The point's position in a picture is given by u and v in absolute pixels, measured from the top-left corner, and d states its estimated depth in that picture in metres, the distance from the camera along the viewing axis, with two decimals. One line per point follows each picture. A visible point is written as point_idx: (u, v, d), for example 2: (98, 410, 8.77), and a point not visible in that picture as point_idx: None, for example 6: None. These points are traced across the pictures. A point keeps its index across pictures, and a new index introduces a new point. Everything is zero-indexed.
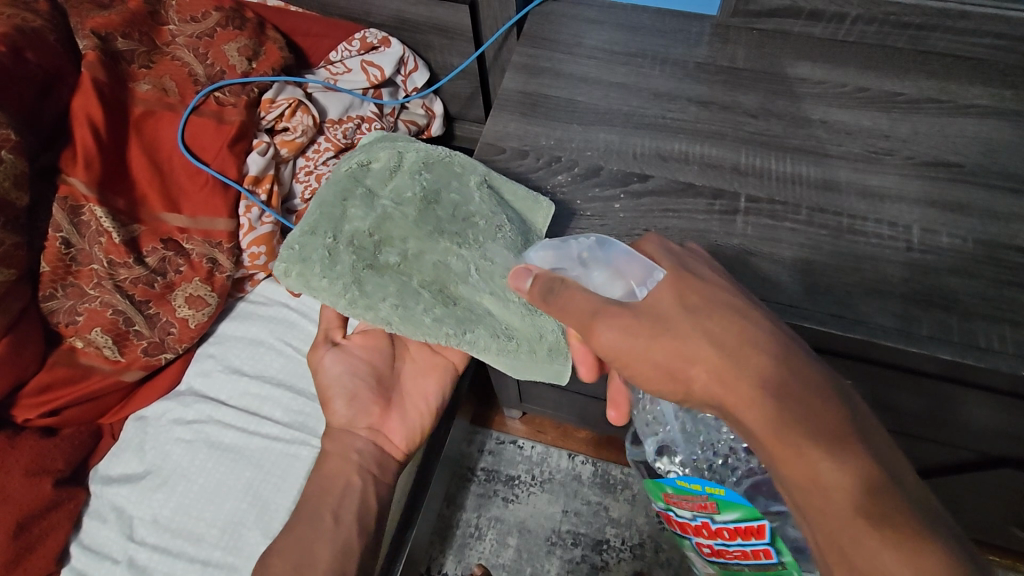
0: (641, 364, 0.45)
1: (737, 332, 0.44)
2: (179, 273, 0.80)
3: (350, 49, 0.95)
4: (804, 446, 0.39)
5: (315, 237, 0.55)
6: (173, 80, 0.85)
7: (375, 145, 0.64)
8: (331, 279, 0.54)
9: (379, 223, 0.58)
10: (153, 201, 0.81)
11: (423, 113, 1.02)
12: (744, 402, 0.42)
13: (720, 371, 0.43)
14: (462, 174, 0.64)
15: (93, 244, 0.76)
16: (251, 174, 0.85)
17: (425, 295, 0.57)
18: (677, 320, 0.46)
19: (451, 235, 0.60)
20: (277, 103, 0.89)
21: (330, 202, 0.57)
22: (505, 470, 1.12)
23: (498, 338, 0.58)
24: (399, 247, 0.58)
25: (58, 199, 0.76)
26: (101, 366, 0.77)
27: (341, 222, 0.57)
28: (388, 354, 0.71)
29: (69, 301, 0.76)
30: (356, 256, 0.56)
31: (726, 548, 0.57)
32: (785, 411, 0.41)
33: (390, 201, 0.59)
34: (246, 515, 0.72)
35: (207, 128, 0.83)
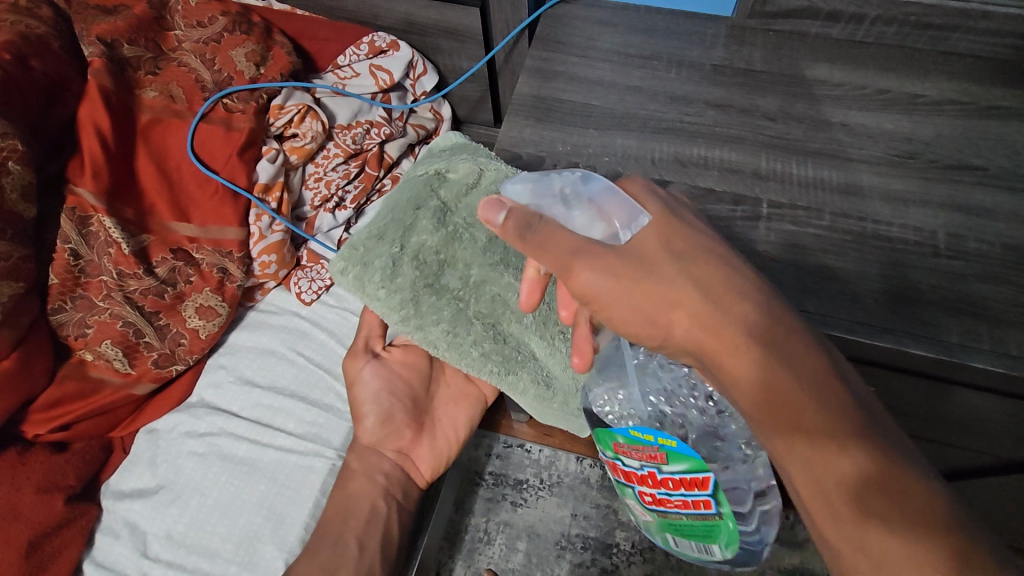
0: (623, 310, 0.43)
1: (722, 279, 0.42)
2: (189, 283, 0.79)
3: (358, 53, 0.94)
4: (790, 400, 0.38)
5: (382, 243, 0.57)
6: (180, 86, 0.84)
7: (457, 151, 0.64)
8: (389, 292, 0.56)
9: (449, 242, 0.60)
10: (162, 210, 0.79)
11: (431, 117, 1.01)
12: (726, 348, 0.40)
13: (705, 317, 0.41)
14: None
15: (102, 255, 0.75)
16: (260, 182, 0.83)
17: (475, 325, 0.59)
18: (661, 264, 0.43)
19: (514, 269, 0.62)
20: (286, 109, 0.87)
21: (404, 210, 0.59)
22: (514, 474, 1.11)
23: (538, 384, 0.61)
24: (461, 272, 0.61)
25: (66, 210, 0.74)
26: (111, 379, 0.75)
27: (409, 233, 0.59)
28: (425, 375, 0.69)
29: (79, 313, 0.74)
30: (419, 273, 0.58)
31: (668, 497, 0.53)
32: (770, 359, 0.39)
33: (463, 221, 0.61)
34: (261, 529, 0.71)
35: (216, 136, 0.82)
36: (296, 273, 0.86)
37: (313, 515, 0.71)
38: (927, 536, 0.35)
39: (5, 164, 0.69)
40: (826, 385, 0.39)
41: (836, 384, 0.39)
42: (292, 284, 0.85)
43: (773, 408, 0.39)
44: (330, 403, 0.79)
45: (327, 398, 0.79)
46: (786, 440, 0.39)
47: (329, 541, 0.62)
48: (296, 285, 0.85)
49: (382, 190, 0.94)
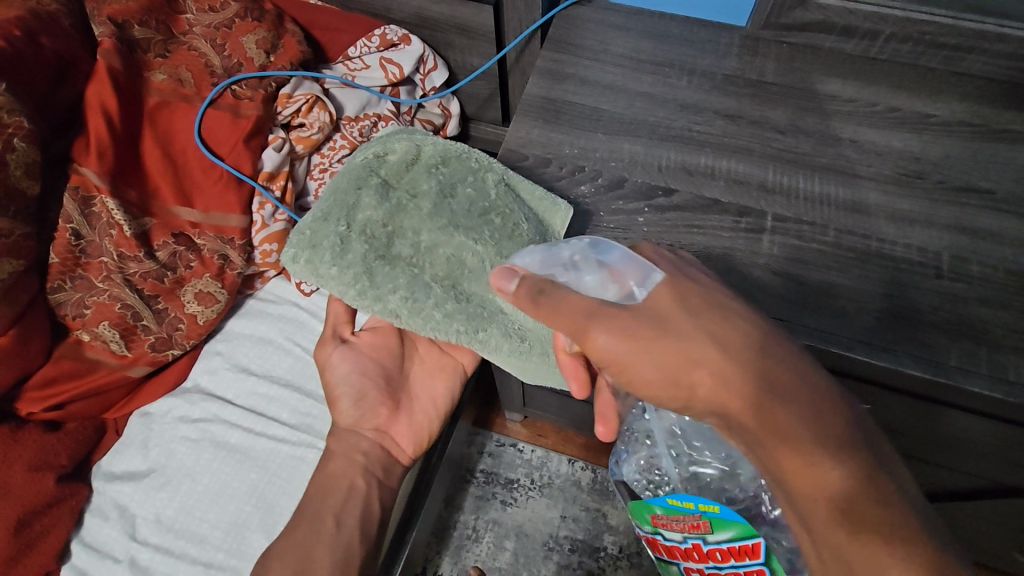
0: (645, 366, 0.43)
1: (746, 339, 0.42)
2: (189, 268, 0.79)
3: (370, 45, 0.94)
4: (810, 460, 0.39)
5: (327, 223, 0.54)
6: (189, 70, 0.84)
7: (386, 135, 0.62)
8: (341, 269, 0.53)
9: (394, 214, 0.57)
10: (165, 194, 0.79)
11: (439, 112, 1.01)
12: (753, 411, 0.40)
13: (727, 375, 0.41)
14: (478, 168, 0.63)
15: (104, 236, 0.75)
16: (265, 170, 0.83)
17: (435, 291, 0.56)
18: (681, 322, 0.43)
19: (466, 229, 0.59)
20: (294, 98, 0.87)
21: (343, 192, 0.56)
22: (506, 473, 1.11)
23: (511, 337, 0.58)
24: (411, 239, 0.58)
25: (69, 189, 0.74)
26: (107, 361, 0.75)
27: (354, 210, 0.56)
28: (397, 354, 0.69)
29: (77, 293, 0.74)
30: (368, 245, 0.55)
31: (718, 572, 0.52)
32: (797, 425, 0.39)
33: (407, 193, 0.59)
34: (250, 518, 0.71)
35: (223, 122, 0.81)
36: None
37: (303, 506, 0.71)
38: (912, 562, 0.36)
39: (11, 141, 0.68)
40: (852, 450, 0.39)
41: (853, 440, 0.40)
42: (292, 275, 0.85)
43: (772, 437, 0.40)
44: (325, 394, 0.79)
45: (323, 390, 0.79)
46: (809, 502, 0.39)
47: (306, 516, 0.62)
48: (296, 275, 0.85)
49: None
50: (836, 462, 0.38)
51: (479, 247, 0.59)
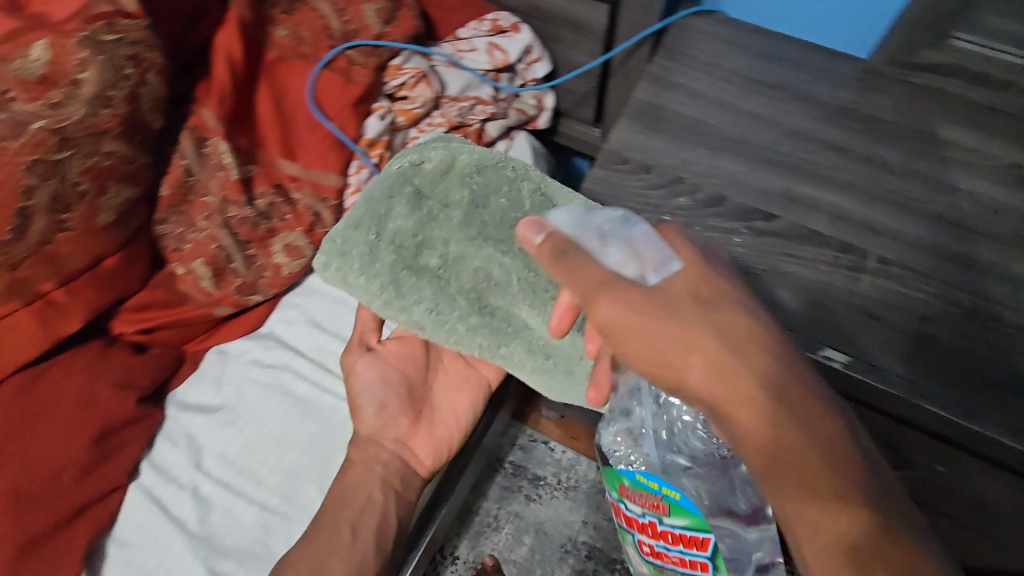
0: (641, 343, 0.46)
1: (744, 328, 0.46)
2: (283, 220, 0.81)
3: (479, 28, 0.96)
4: (791, 454, 0.43)
5: (358, 233, 0.57)
6: (308, 30, 0.86)
7: (425, 142, 0.62)
8: (369, 278, 0.57)
9: (424, 224, 0.59)
10: (272, 146, 0.81)
11: (534, 104, 1.01)
12: (742, 403, 0.44)
13: (721, 364, 0.45)
14: (514, 179, 0.60)
15: (212, 177, 0.77)
16: (366, 137, 0.85)
17: (460, 301, 0.59)
18: (687, 308, 0.46)
19: (494, 240, 0.60)
20: (403, 71, 0.89)
21: (375, 200, 0.58)
22: (534, 469, 1.11)
23: (534, 355, 0.61)
24: (440, 250, 0.60)
25: (188, 128, 0.77)
26: (195, 296, 0.78)
27: (385, 220, 0.58)
28: (422, 364, 0.72)
29: (179, 228, 0.78)
30: (398, 257, 0.58)
31: (666, 551, 0.62)
32: (787, 423, 0.43)
33: (438, 203, 0.60)
34: (307, 468, 0.73)
35: (334, 85, 0.83)
36: None
37: None
38: (881, 553, 0.41)
39: (144, 75, 0.68)
40: (840, 450, 0.43)
41: (839, 434, 0.43)
42: None
43: (758, 431, 0.43)
44: None
45: None
46: (792, 492, 0.43)
47: (324, 528, 0.63)
48: None
49: None
50: (818, 454, 0.43)
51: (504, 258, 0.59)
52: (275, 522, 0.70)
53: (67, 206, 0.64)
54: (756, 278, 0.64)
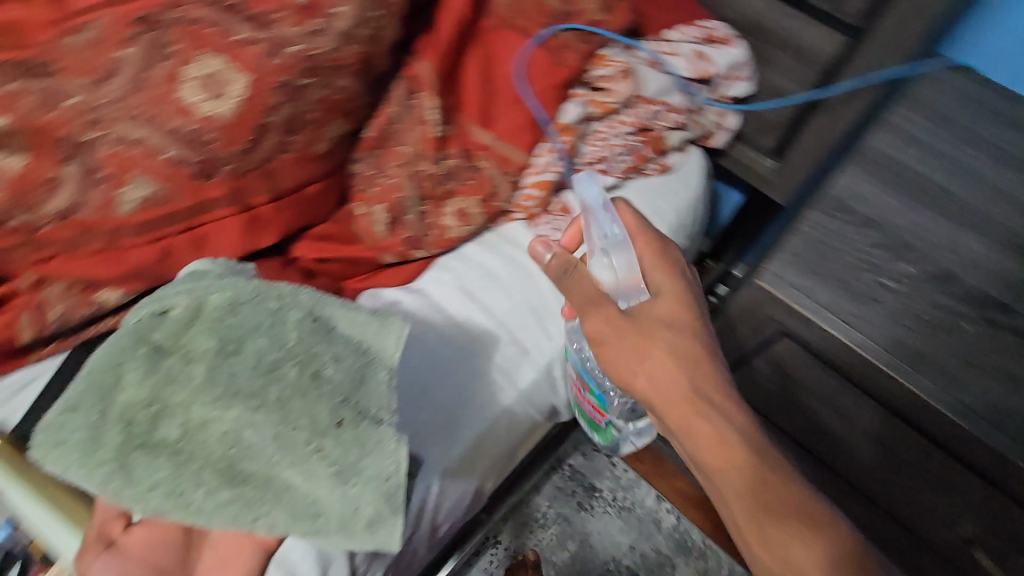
0: (623, 358, 0.61)
1: (690, 349, 0.61)
2: (464, 185, 0.82)
3: (691, 33, 0.91)
4: (756, 471, 0.57)
5: (75, 413, 0.53)
6: (527, 2, 0.85)
7: (169, 288, 0.60)
8: (90, 463, 0.52)
9: (161, 390, 0.55)
10: (471, 111, 0.82)
11: (714, 122, 1.00)
12: (695, 418, 0.59)
13: (678, 377, 0.60)
14: (277, 310, 0.60)
15: (412, 128, 0.79)
16: (561, 122, 0.84)
17: (200, 471, 0.54)
18: (654, 326, 0.62)
19: (245, 397, 0.56)
20: (609, 63, 0.87)
21: (103, 369, 0.55)
22: (591, 481, 1.22)
23: (297, 519, 0.55)
24: (180, 416, 0.55)
25: (404, 76, 0.79)
26: (368, 237, 0.80)
27: (112, 391, 0.55)
28: (177, 547, 0.58)
29: (370, 170, 0.80)
30: (126, 433, 0.53)
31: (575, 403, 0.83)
32: (733, 440, 0.58)
33: (179, 360, 0.56)
34: (435, 431, 0.72)
35: (544, 63, 0.82)
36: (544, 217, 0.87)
37: (482, 439, 0.75)
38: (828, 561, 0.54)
39: (389, 18, 0.69)
40: (769, 457, 0.58)
41: (769, 448, 0.58)
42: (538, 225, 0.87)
43: (715, 447, 0.58)
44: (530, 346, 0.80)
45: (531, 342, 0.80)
46: (740, 495, 0.57)
47: None
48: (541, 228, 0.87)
49: (646, 173, 0.96)
50: (770, 471, 0.57)
51: (234, 467, 0.55)
52: None
53: (296, 129, 0.66)
54: (976, 372, 0.58)
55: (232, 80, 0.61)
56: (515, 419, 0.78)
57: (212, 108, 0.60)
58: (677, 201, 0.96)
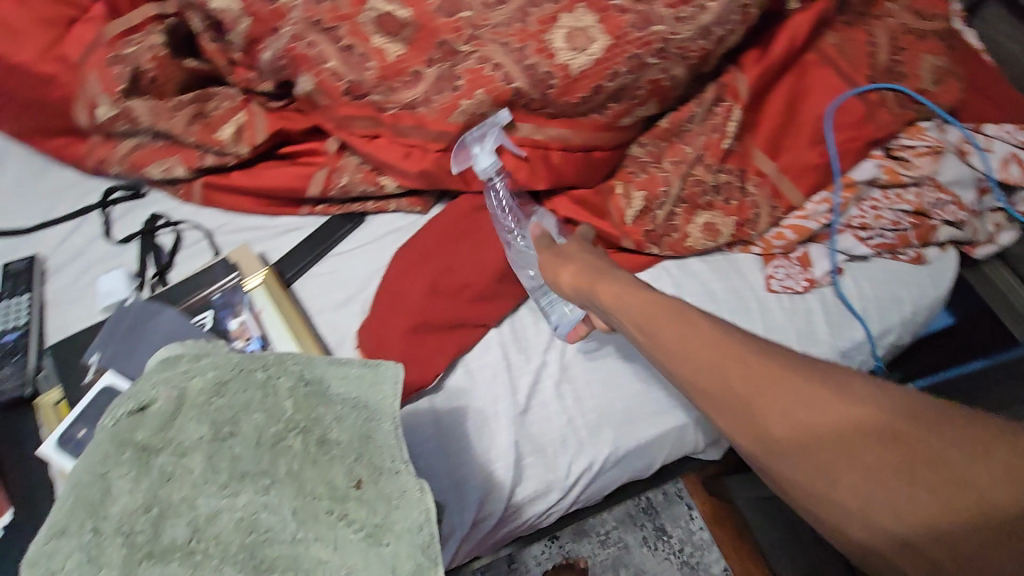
0: (733, 402, 0.44)
1: (784, 364, 0.43)
2: (726, 203, 0.81)
3: (1015, 135, 0.85)
4: (942, 529, 0.35)
5: (66, 536, 0.42)
6: (855, 49, 0.84)
7: (149, 378, 0.49)
8: None
9: (157, 490, 0.44)
10: (762, 135, 0.81)
11: (989, 231, 0.90)
12: (830, 471, 0.39)
13: (795, 417, 0.41)
14: (267, 381, 0.49)
15: (703, 133, 0.80)
16: (849, 176, 0.81)
17: (212, 544, 0.43)
18: (764, 359, 0.44)
19: (253, 478, 0.45)
20: (920, 136, 0.82)
21: (88, 482, 0.44)
22: (664, 522, 1.15)
23: None
24: (184, 515, 0.43)
25: (718, 82, 0.80)
26: (614, 216, 0.81)
27: (100, 508, 0.43)
28: None
29: (645, 157, 0.81)
30: (128, 547, 0.42)
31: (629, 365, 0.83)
32: (909, 490, 0.36)
33: (170, 456, 0.45)
34: (613, 417, 0.75)
35: (857, 114, 0.80)
36: (781, 259, 0.84)
37: (648, 444, 0.76)
38: None
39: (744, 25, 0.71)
40: (976, 502, 0.35)
41: (964, 482, 0.35)
42: (771, 265, 0.83)
43: (882, 509, 0.37)
44: None
45: None
46: None
47: None
48: (773, 269, 0.83)
49: (898, 257, 0.87)
50: (968, 529, 0.35)
51: (256, 539, 0.43)
52: (571, 442, 0.74)
53: (620, 99, 0.69)
54: None
55: (596, 39, 0.65)
56: (683, 437, 0.78)
57: (569, 58, 0.65)
58: (923, 296, 0.86)
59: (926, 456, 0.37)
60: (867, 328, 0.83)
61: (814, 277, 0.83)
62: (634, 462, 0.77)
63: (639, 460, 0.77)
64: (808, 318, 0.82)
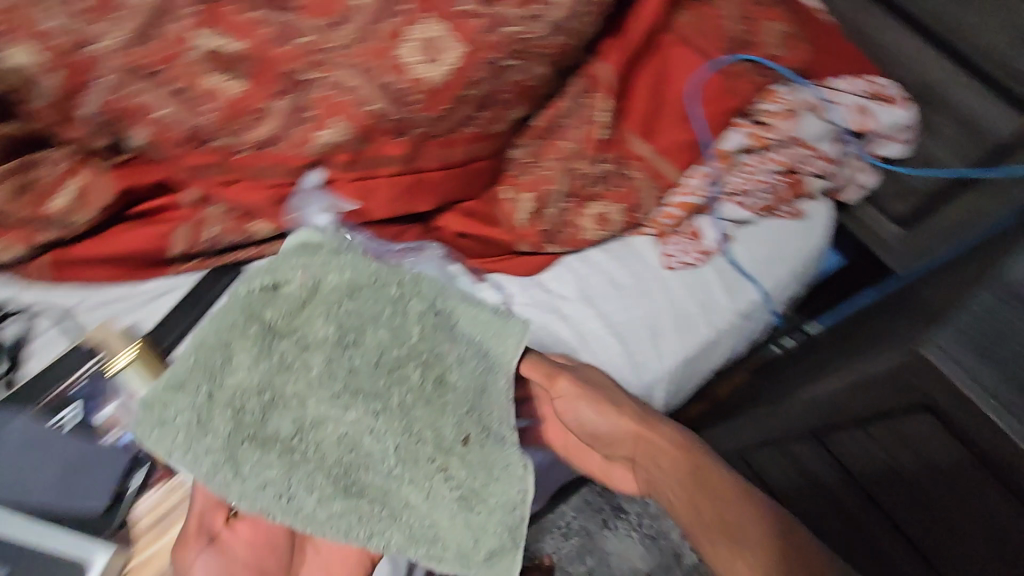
0: (618, 452, 0.66)
1: (636, 423, 0.64)
2: (611, 190, 0.81)
3: (860, 85, 0.90)
4: (710, 518, 0.54)
5: (178, 394, 0.49)
6: (705, 24, 0.86)
7: (283, 259, 0.58)
8: (195, 454, 0.48)
9: (273, 376, 0.51)
10: (634, 119, 0.82)
11: (853, 177, 0.96)
12: (657, 487, 0.61)
13: (643, 455, 0.63)
14: (399, 298, 0.58)
15: (577, 125, 0.79)
16: (721, 147, 0.85)
17: (309, 457, 0.50)
18: (614, 430, 0.65)
19: (367, 398, 0.52)
20: (778, 99, 0.87)
21: (209, 346, 0.51)
22: (619, 500, 1.15)
23: (413, 544, 0.51)
24: (292, 412, 0.51)
25: (583, 74, 0.79)
26: (506, 222, 0.80)
27: (221, 372, 0.51)
28: (281, 554, 0.57)
29: (527, 158, 0.80)
30: (233, 425, 0.49)
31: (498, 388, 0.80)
32: (685, 495, 0.57)
33: (291, 343, 0.53)
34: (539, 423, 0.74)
35: (716, 88, 0.83)
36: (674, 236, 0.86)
37: None
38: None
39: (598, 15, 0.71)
40: (727, 493, 0.55)
41: (724, 478, 0.56)
42: (666, 244, 0.85)
43: (685, 513, 0.56)
44: (643, 361, 0.80)
45: (643, 357, 0.80)
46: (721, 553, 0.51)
47: None
48: (668, 246, 0.85)
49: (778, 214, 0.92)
50: (711, 509, 0.54)
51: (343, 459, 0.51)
52: None
53: (487, 105, 0.67)
54: None
55: (449, 47, 0.62)
56: None
57: (425, 71, 0.62)
58: (805, 246, 0.92)
59: (703, 471, 0.57)
60: (763, 286, 0.88)
61: (705, 248, 0.86)
62: None
63: None
64: (709, 287, 0.85)
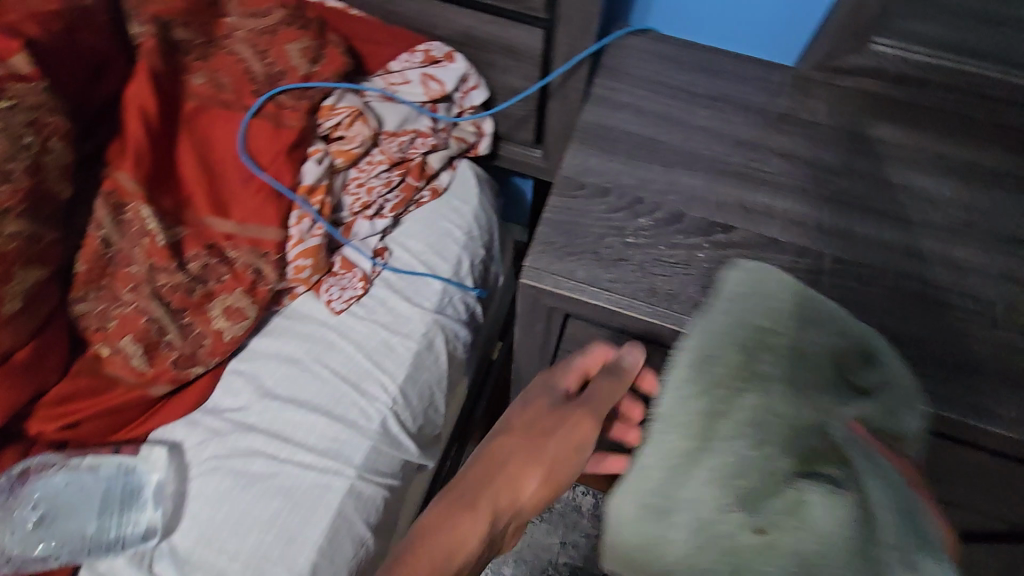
0: None
1: None
2: (220, 282, 0.75)
3: (412, 60, 0.92)
4: None
5: (726, 347, 0.52)
6: (228, 76, 0.80)
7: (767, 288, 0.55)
8: (687, 383, 0.52)
9: (750, 364, 0.52)
10: (200, 204, 0.75)
11: (473, 131, 1.01)
12: None
13: None
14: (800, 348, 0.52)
15: (134, 245, 0.71)
16: (305, 183, 0.79)
17: (815, 444, 0.48)
18: None
19: (757, 383, 0.51)
20: (337, 110, 0.83)
21: (748, 298, 0.55)
22: None
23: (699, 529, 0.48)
24: (743, 406, 0.50)
25: (102, 193, 0.71)
26: (126, 378, 0.71)
27: (731, 334, 0.53)
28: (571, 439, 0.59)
29: (101, 304, 0.71)
30: (730, 376, 0.51)
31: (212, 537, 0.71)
32: None
33: (770, 363, 0.52)
34: (271, 548, 0.70)
35: (265, 132, 0.78)
36: (328, 280, 0.85)
37: (327, 535, 0.72)
38: None
39: (47, 142, 0.65)
40: None
41: None
42: (323, 291, 0.85)
43: None
44: (354, 419, 0.79)
45: (351, 414, 0.79)
46: None
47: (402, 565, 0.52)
48: (326, 292, 0.85)
49: (421, 201, 0.95)
50: None
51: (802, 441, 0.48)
52: None
53: None
54: None
55: None
56: (361, 496, 0.76)
57: None
58: (460, 217, 0.97)
59: None
60: (440, 274, 0.92)
61: (361, 273, 0.86)
62: (332, 561, 0.72)
63: (337, 555, 0.72)
64: (385, 304, 0.87)
